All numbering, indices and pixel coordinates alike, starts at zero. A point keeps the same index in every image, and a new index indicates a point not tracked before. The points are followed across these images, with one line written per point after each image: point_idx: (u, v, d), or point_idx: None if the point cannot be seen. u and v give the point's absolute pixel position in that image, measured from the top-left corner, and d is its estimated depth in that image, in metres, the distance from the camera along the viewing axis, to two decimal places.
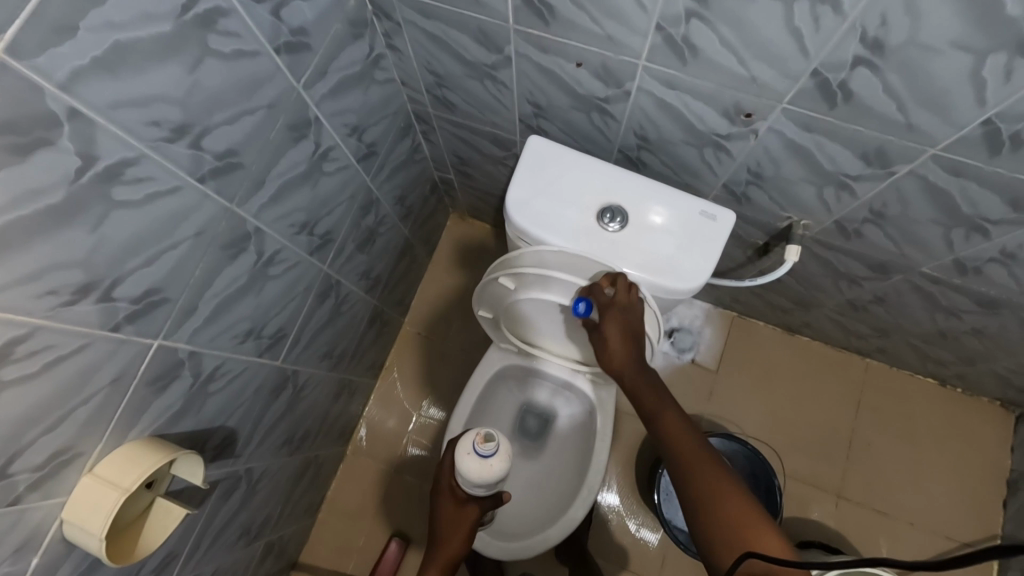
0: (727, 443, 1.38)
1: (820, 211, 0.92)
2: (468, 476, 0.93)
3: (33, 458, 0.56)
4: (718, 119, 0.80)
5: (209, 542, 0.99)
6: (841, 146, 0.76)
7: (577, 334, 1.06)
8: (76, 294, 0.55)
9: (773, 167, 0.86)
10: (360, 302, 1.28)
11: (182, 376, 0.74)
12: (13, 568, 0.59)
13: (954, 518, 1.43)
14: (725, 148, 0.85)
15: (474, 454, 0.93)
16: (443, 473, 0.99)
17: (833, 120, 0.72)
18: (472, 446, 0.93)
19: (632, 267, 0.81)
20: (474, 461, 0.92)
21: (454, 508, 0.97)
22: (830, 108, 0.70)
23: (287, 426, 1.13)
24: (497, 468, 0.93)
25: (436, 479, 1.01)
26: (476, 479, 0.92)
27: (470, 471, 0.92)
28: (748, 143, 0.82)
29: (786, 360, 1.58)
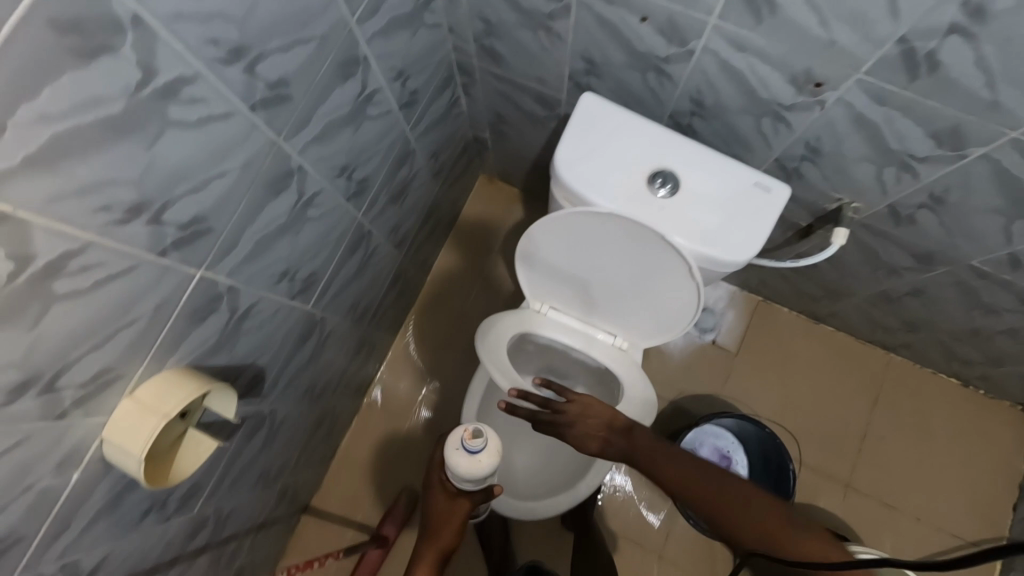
0: (740, 425, 1.40)
1: (875, 193, 0.89)
2: (457, 472, 0.92)
3: (78, 375, 0.56)
4: (784, 87, 0.77)
5: (231, 479, 1.00)
6: (913, 122, 0.73)
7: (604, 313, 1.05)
8: (127, 214, 0.54)
9: (833, 143, 0.83)
10: (388, 256, 1.27)
11: (220, 311, 0.74)
12: (56, 481, 0.60)
13: (963, 517, 1.43)
14: (785, 119, 0.82)
15: (462, 451, 0.91)
16: (433, 467, 0.99)
17: (910, 94, 0.69)
18: (460, 444, 0.91)
19: (683, 237, 0.79)
20: (461, 458, 0.91)
21: (447, 501, 0.97)
22: (912, 80, 0.67)
23: (310, 373, 1.13)
24: (485, 464, 0.91)
25: (428, 470, 1.01)
26: (464, 474, 0.90)
27: (459, 467, 0.91)
28: (813, 114, 0.79)
29: (807, 347, 1.56)
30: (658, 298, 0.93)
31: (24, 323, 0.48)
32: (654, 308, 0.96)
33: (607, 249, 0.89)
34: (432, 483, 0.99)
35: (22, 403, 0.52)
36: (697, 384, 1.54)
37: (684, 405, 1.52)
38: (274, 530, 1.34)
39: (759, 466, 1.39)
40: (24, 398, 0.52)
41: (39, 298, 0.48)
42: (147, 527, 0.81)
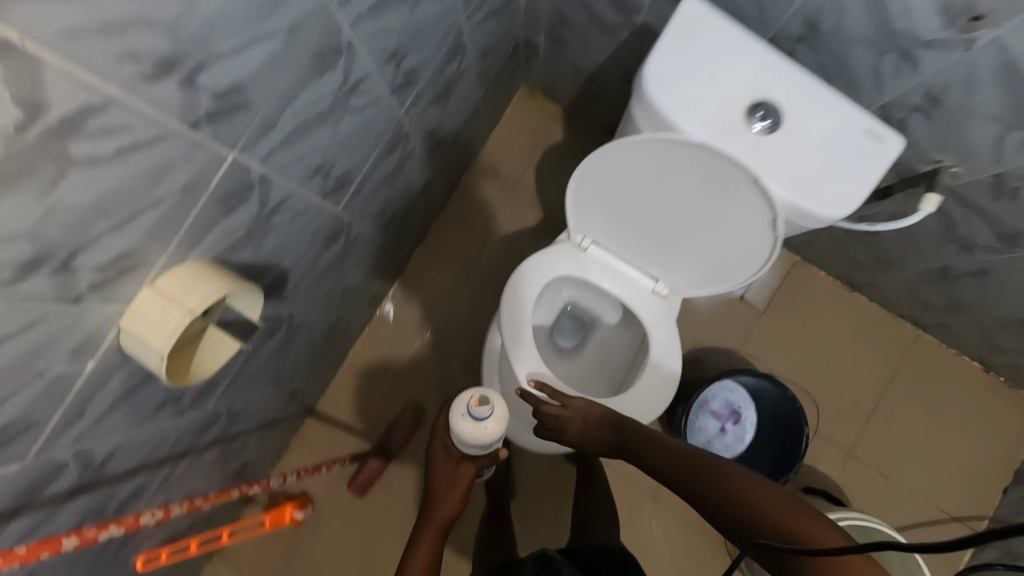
0: (758, 383, 1.38)
1: (987, 157, 0.84)
2: (462, 437, 0.88)
3: (96, 256, 0.49)
4: (932, 19, 0.70)
5: (245, 379, 0.96)
6: None
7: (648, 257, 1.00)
8: (157, 69, 0.44)
9: (961, 91, 0.77)
10: (421, 163, 1.16)
11: (249, 202, 0.66)
12: (70, 369, 0.55)
13: (954, 494, 1.46)
14: (914, 58, 0.76)
15: (467, 418, 0.87)
16: (437, 433, 0.96)
17: None
18: (465, 410, 0.87)
19: (781, 184, 0.74)
20: (468, 425, 0.87)
21: (450, 469, 0.94)
22: None
23: (331, 280, 1.07)
24: (491, 431, 0.87)
25: (430, 438, 0.98)
26: (469, 440, 0.87)
27: (463, 433, 0.87)
28: (951, 54, 0.73)
29: (837, 314, 1.51)
30: (714, 254, 0.87)
31: (37, 188, 0.40)
32: (704, 263, 0.90)
33: (674, 189, 0.82)
34: (434, 458, 0.96)
35: (34, 281, 0.45)
36: (719, 338, 1.51)
37: (702, 356, 1.49)
38: (279, 429, 1.34)
39: (769, 425, 1.39)
40: (36, 276, 0.45)
41: (52, 159, 0.40)
42: (161, 420, 0.77)
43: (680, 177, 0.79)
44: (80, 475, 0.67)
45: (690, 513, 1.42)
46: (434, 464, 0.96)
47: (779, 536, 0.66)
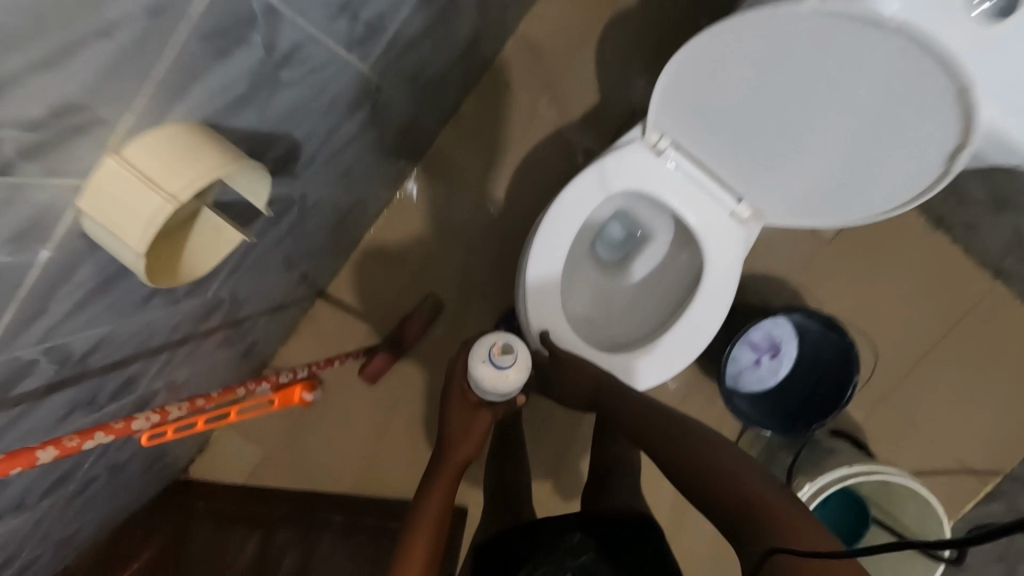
0: (806, 322, 1.26)
1: None
2: (481, 383, 0.88)
3: (22, 108, 0.33)
4: None
5: (250, 264, 0.84)
6: None
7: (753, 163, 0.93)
8: None
9: None
10: (467, 15, 0.92)
11: (250, 43, 0.47)
12: (16, 260, 0.41)
13: (977, 449, 1.39)
14: None
15: (490, 364, 0.86)
16: (455, 376, 0.92)
17: None
18: (488, 356, 0.87)
19: (997, 106, 0.68)
20: (490, 371, 0.87)
21: (469, 413, 0.91)
22: None
23: (351, 155, 0.90)
24: (512, 380, 0.87)
25: (447, 380, 0.94)
26: (489, 387, 0.87)
27: (484, 379, 0.87)
28: None
29: (907, 253, 1.37)
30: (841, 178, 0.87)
31: None
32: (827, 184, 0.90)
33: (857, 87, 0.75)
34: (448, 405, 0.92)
35: None
36: (771, 263, 1.38)
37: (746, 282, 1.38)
38: (289, 310, 1.25)
39: (806, 365, 1.29)
40: None
41: None
42: (153, 310, 0.66)
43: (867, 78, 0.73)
44: (58, 371, 0.57)
45: None
46: (446, 410, 0.92)
47: (755, 522, 0.66)
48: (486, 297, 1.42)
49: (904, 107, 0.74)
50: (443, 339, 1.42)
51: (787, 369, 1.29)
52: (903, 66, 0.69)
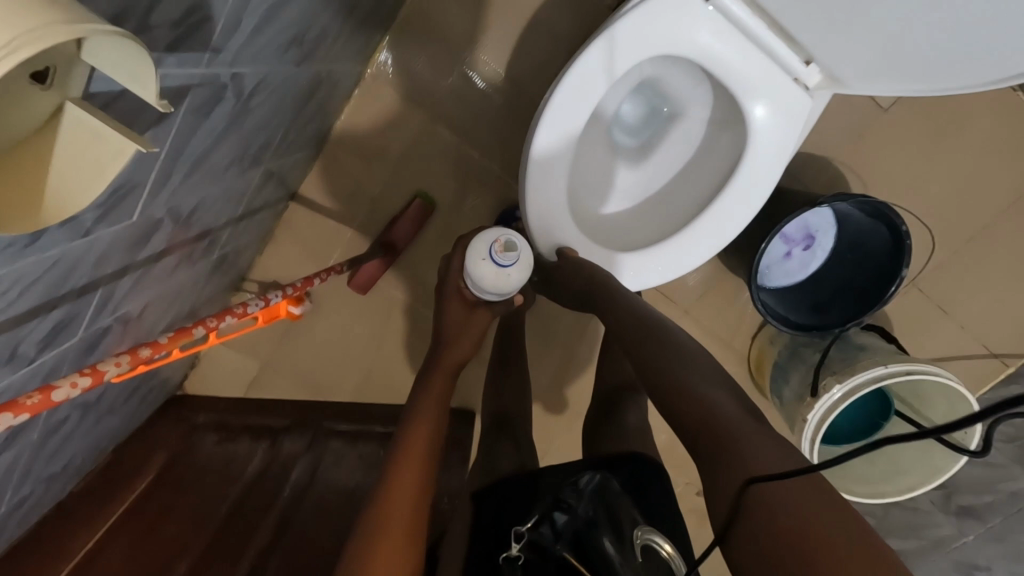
0: (852, 209, 1.10)
1: None
2: (480, 282, 0.80)
3: None
4: None
5: (187, 173, 0.66)
6: None
7: (836, 21, 0.71)
8: None
9: None
10: None
11: None
12: None
13: (1009, 334, 1.31)
14: None
15: (490, 262, 0.78)
16: (450, 274, 0.85)
17: None
18: (488, 254, 0.78)
19: None
20: (490, 270, 0.78)
21: (463, 313, 0.83)
22: None
23: (295, 16, 0.67)
24: (514, 280, 0.79)
25: (442, 281, 0.87)
26: (489, 287, 0.79)
27: (484, 279, 0.79)
28: None
29: (979, 121, 1.19)
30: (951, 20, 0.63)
31: None
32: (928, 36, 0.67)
33: None
34: (444, 300, 0.86)
35: None
36: (816, 138, 1.23)
37: None
38: (260, 217, 1.10)
39: (845, 251, 1.17)
40: None
41: None
42: (56, 244, 0.50)
43: None
44: None
45: (718, 332, 1.34)
46: (440, 304, 0.86)
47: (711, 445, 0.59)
48: (482, 191, 1.25)
49: None
50: (437, 240, 1.28)
51: (820, 258, 1.18)
52: None
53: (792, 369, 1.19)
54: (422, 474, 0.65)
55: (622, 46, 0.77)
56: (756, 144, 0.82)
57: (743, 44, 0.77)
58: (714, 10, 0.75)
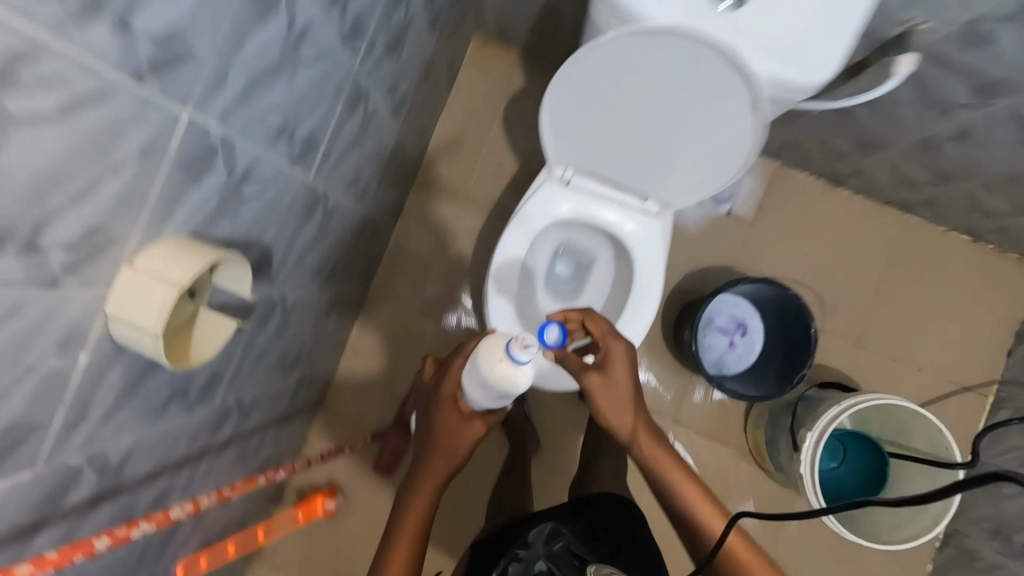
0: (759, 293, 1.37)
1: (945, 113, 1.01)
2: (492, 381, 0.80)
3: (64, 233, 0.46)
4: (958, 91, 0.94)
5: (249, 368, 0.94)
6: (962, 79, 0.92)
7: (637, 175, 0.96)
8: (83, 7, 0.40)
9: (983, 130, 1.02)
10: (385, 125, 1.13)
11: (215, 170, 0.63)
12: (64, 363, 0.52)
13: (963, 365, 1.50)
14: (950, 112, 1.00)
15: (509, 360, 0.78)
16: (448, 382, 0.90)
17: (971, 59, 0.87)
18: (507, 351, 0.78)
19: (784, 50, 0.72)
20: (508, 369, 0.78)
21: (458, 423, 0.90)
22: (966, 50, 0.86)
23: (316, 257, 1.04)
24: (526, 379, 0.79)
25: (439, 385, 0.91)
26: (499, 386, 0.79)
27: (499, 378, 0.79)
28: (978, 111, 0.97)
29: (826, 211, 1.50)
30: (726, 141, 0.83)
31: None
32: (714, 157, 0.87)
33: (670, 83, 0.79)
34: (429, 409, 0.94)
35: (2, 263, 0.42)
36: (711, 256, 1.49)
37: (690, 279, 1.49)
38: (295, 421, 1.33)
39: (777, 327, 1.38)
40: (4, 257, 0.42)
41: None
42: (172, 416, 0.75)
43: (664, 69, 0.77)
44: (99, 479, 0.65)
45: (709, 427, 1.50)
46: (424, 413, 0.95)
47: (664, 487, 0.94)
48: None
49: (708, 83, 0.77)
50: None
51: (757, 337, 1.40)
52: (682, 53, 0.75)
53: (778, 437, 1.31)
54: (410, 560, 0.86)
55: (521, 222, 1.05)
56: (641, 259, 1.04)
57: (600, 200, 1.03)
58: (571, 187, 1.03)
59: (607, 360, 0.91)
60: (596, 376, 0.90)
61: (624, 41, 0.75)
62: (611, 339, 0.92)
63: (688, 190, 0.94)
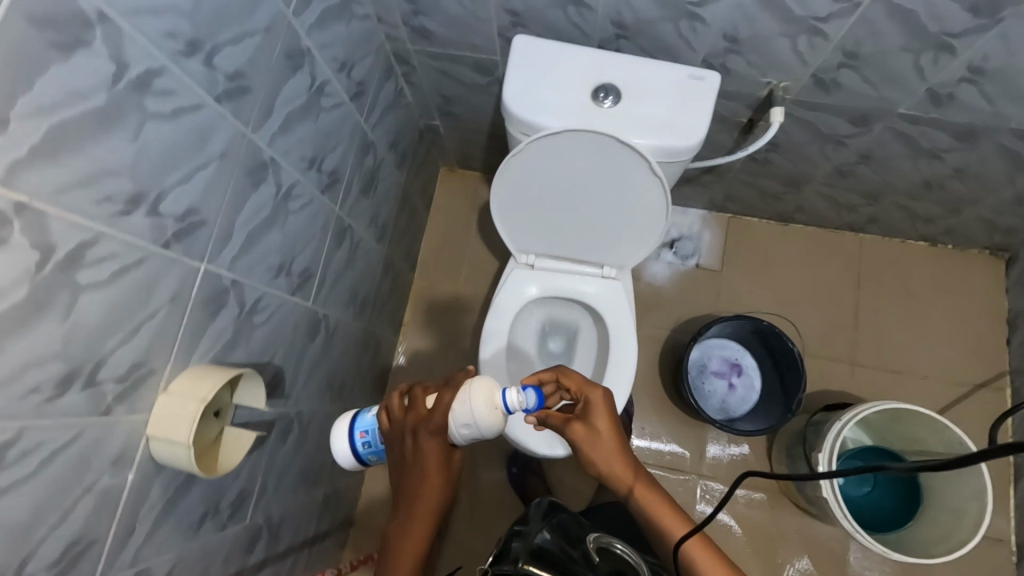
0: (741, 331, 1.44)
1: (838, 145, 1.17)
2: (478, 428, 0.73)
3: (115, 369, 0.60)
4: (842, 125, 1.10)
5: (275, 485, 1.03)
6: (835, 117, 1.08)
7: (583, 247, 1.11)
8: (128, 204, 0.58)
9: (880, 151, 1.16)
10: (372, 250, 1.31)
11: (228, 306, 0.78)
12: (115, 480, 0.63)
13: (966, 364, 1.51)
14: (843, 142, 1.16)
15: (502, 408, 0.73)
16: (430, 417, 0.74)
17: (832, 101, 1.04)
18: (501, 399, 0.73)
19: (660, 130, 0.91)
20: (500, 417, 0.73)
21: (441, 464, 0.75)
22: (827, 93, 1.02)
23: (325, 373, 1.17)
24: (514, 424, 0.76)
25: (413, 417, 0.75)
26: (487, 433, 0.73)
27: (487, 425, 0.73)
28: (864, 137, 1.12)
29: (786, 247, 1.62)
30: (646, 203, 0.99)
31: (58, 315, 0.52)
32: (635, 223, 1.03)
33: (583, 172, 0.96)
34: (404, 454, 0.76)
35: (70, 397, 0.55)
36: (691, 307, 1.60)
37: (678, 333, 1.58)
38: (326, 542, 1.36)
39: (768, 361, 1.44)
40: (70, 392, 0.55)
41: (65, 288, 0.52)
42: (206, 534, 0.83)
43: (576, 159, 0.94)
44: None
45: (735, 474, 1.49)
46: (398, 458, 0.77)
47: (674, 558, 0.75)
48: (491, 451, 1.57)
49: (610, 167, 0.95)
50: (470, 507, 1.53)
51: (751, 374, 1.46)
52: (584, 147, 0.92)
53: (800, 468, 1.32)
54: None
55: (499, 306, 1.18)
56: (609, 317, 1.16)
57: (564, 277, 1.17)
58: (536, 269, 1.17)
59: (586, 411, 0.82)
60: (576, 433, 0.80)
61: (539, 148, 0.94)
62: (585, 391, 0.82)
63: (632, 248, 1.09)
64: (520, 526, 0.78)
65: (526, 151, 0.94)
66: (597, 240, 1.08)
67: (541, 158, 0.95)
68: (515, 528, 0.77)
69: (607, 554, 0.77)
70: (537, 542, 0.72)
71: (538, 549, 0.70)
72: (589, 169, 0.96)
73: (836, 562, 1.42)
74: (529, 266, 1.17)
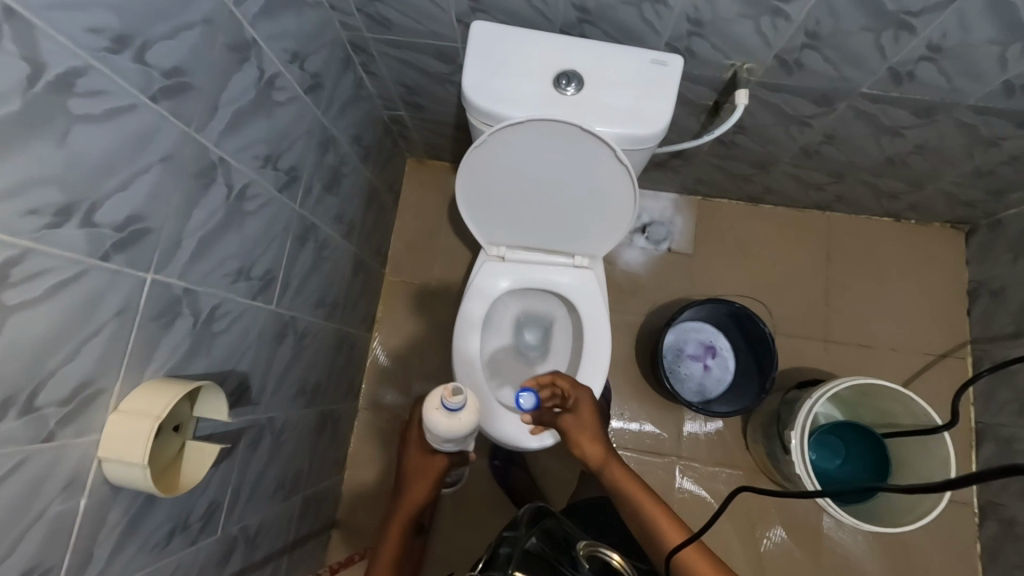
0: (713, 313, 1.45)
1: (803, 126, 1.17)
2: (436, 432, 0.79)
3: (55, 393, 0.56)
4: (807, 106, 1.10)
5: (249, 494, 1.00)
6: (799, 98, 1.08)
7: (549, 234, 1.09)
8: (58, 216, 0.54)
9: (844, 131, 1.17)
10: (339, 248, 1.28)
11: (183, 316, 0.74)
12: (67, 506, 0.59)
13: (932, 335, 1.55)
14: (808, 123, 1.16)
15: (441, 409, 0.78)
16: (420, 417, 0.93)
17: (795, 83, 1.04)
18: (439, 401, 0.78)
19: (624, 116, 0.89)
20: (443, 418, 0.78)
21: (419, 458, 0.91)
22: (790, 74, 1.01)
23: (296, 376, 1.14)
24: (467, 422, 0.78)
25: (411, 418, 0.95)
26: (445, 435, 0.78)
27: (440, 428, 0.78)
28: (828, 118, 1.13)
29: (756, 228, 1.64)
30: (612, 189, 0.98)
31: None
32: (599, 209, 1.02)
33: (536, 160, 0.95)
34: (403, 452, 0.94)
35: (6, 424, 0.51)
36: (666, 291, 1.60)
37: (654, 318, 1.59)
38: (308, 546, 1.34)
39: (741, 342, 1.45)
40: (7, 420, 0.51)
41: None
42: (175, 551, 0.80)
43: (535, 147, 0.93)
44: None
45: (712, 455, 1.51)
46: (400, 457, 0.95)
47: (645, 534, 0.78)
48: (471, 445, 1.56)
49: (568, 153, 0.93)
50: (452, 502, 1.52)
51: (725, 354, 1.48)
52: (541, 133, 0.90)
53: (775, 447, 1.33)
54: None
55: (471, 302, 1.15)
56: (583, 305, 1.15)
57: (535, 267, 1.15)
58: (508, 259, 1.15)
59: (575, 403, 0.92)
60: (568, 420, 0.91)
61: (505, 136, 0.91)
62: (576, 388, 0.92)
63: (601, 236, 1.08)
64: (509, 534, 0.78)
65: (488, 143, 0.92)
66: (564, 228, 1.07)
67: (502, 147, 0.93)
68: (504, 536, 0.77)
69: (597, 560, 0.75)
70: (527, 547, 0.71)
71: (529, 555, 0.70)
72: (548, 156, 0.94)
73: (812, 533, 1.46)
74: (501, 257, 1.15)
